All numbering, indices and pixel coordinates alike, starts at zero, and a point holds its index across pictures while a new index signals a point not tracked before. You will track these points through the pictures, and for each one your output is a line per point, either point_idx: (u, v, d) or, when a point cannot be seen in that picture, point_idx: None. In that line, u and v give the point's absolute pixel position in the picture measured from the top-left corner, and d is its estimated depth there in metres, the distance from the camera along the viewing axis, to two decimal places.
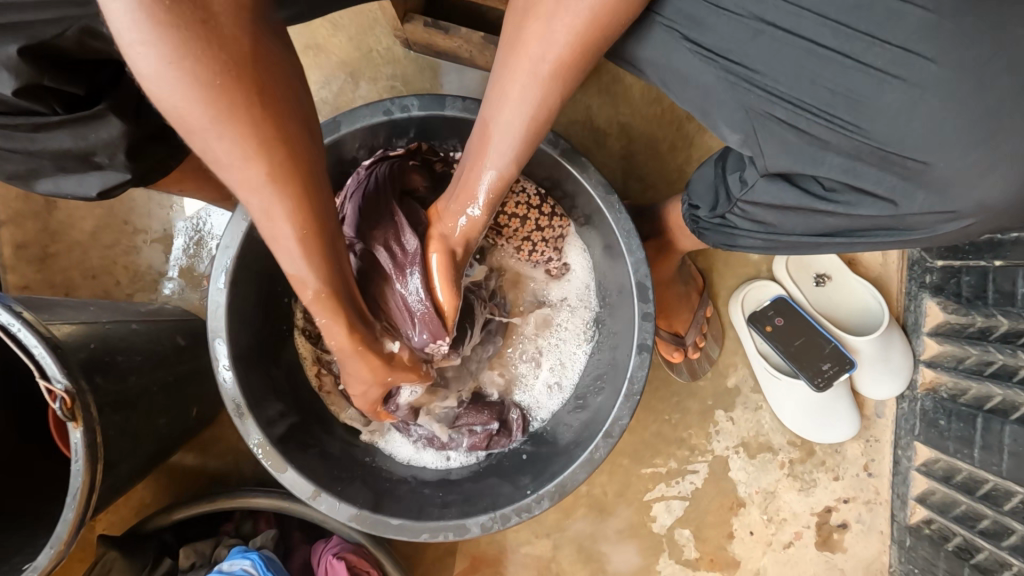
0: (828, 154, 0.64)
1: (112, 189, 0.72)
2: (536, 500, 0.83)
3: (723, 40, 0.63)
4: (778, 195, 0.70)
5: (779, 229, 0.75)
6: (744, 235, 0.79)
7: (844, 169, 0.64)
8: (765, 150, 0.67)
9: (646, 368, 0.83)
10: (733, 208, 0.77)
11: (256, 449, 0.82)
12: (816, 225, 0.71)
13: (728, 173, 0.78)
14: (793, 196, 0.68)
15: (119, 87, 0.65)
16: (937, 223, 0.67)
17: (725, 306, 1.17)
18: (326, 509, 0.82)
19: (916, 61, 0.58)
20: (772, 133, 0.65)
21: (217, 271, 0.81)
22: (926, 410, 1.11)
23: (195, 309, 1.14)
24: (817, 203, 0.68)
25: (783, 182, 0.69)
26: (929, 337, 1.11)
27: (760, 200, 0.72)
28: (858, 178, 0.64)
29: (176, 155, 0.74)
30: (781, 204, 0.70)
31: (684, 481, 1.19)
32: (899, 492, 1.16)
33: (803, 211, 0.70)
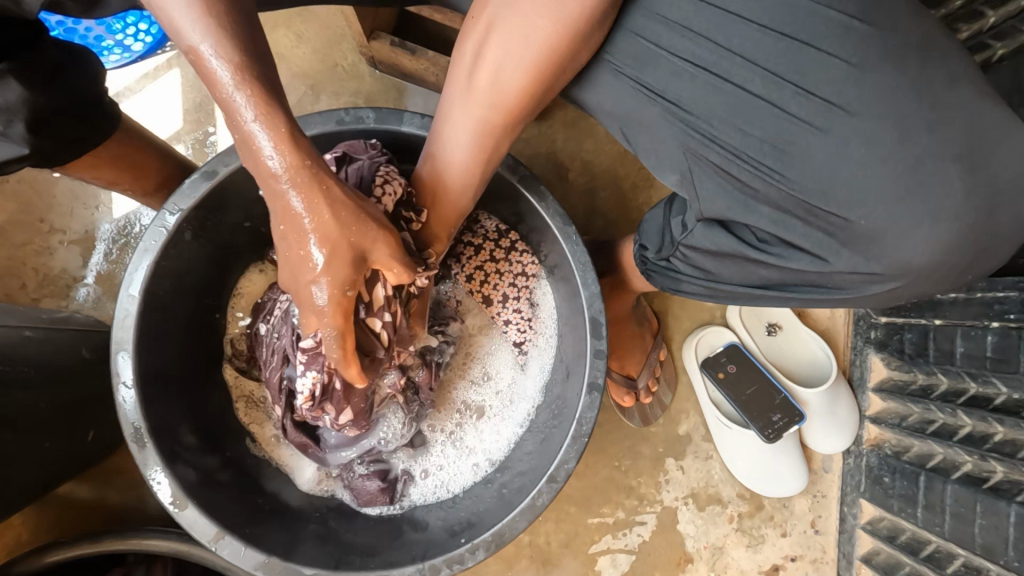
0: (759, 203, 0.64)
1: (8, 165, 0.65)
2: (470, 551, 0.75)
3: (658, 81, 0.63)
4: (714, 240, 0.69)
5: (719, 276, 0.74)
6: (686, 280, 0.78)
7: (772, 220, 0.64)
8: (699, 195, 0.66)
9: (595, 409, 0.79)
10: (674, 251, 0.75)
11: (152, 479, 0.71)
12: (750, 273, 0.70)
13: (672, 216, 0.76)
14: (724, 242, 0.68)
15: (27, 52, 0.61)
16: (866, 284, 0.65)
17: (678, 351, 1.15)
18: (229, 555, 0.72)
19: (838, 113, 0.58)
20: (704, 178, 0.65)
21: (131, 275, 0.73)
22: (871, 466, 1.10)
23: (111, 321, 1.03)
24: (748, 251, 0.67)
25: (718, 227, 0.68)
26: (873, 393, 1.12)
27: (698, 245, 0.71)
28: (785, 229, 0.64)
29: (92, 136, 0.69)
30: (715, 249, 0.69)
31: (632, 533, 1.13)
32: (845, 551, 1.13)
33: (735, 257, 0.69)
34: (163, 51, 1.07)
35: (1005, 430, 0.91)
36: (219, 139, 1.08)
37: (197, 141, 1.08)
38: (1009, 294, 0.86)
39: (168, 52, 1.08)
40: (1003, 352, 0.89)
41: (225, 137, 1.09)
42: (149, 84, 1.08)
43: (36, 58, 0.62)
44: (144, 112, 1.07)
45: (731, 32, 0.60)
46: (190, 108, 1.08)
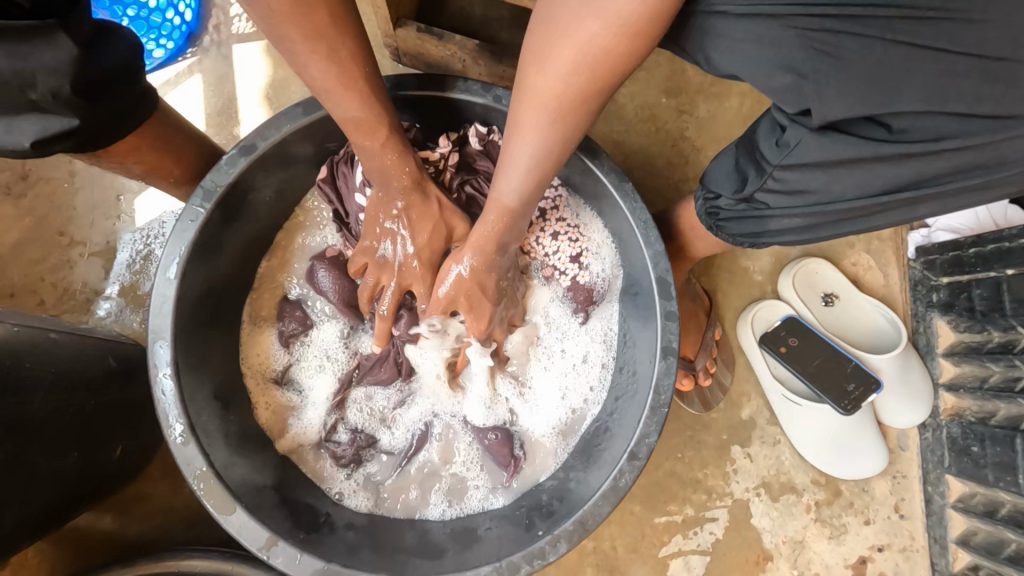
0: (903, 84, 0.57)
1: (50, 143, 0.62)
2: (552, 544, 0.67)
3: None
4: (831, 149, 0.61)
5: (827, 194, 0.66)
6: (777, 216, 0.71)
7: (924, 98, 0.58)
8: (823, 97, 0.58)
9: (673, 375, 0.72)
10: (766, 180, 0.67)
11: (191, 478, 0.64)
12: (873, 180, 0.63)
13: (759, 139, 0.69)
14: (852, 146, 0.60)
15: (72, 13, 0.59)
16: None
17: (733, 330, 1.09)
18: (283, 564, 0.64)
19: None
20: (831, 72, 0.58)
21: (167, 259, 0.68)
22: (954, 438, 1.03)
23: (134, 333, 0.97)
24: (886, 146, 0.60)
25: (836, 134, 0.61)
26: (944, 358, 1.06)
27: (807, 160, 0.63)
28: (938, 104, 0.58)
29: (137, 115, 0.66)
30: (836, 159, 0.62)
31: (703, 532, 1.03)
32: (937, 535, 1.04)
33: (861, 161, 0.61)
34: (185, 57, 1.05)
35: None
36: None
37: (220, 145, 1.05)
38: None
39: (189, 59, 1.07)
40: None
41: None
42: (171, 90, 1.06)
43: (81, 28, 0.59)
44: None
45: None
46: (212, 113, 1.06)
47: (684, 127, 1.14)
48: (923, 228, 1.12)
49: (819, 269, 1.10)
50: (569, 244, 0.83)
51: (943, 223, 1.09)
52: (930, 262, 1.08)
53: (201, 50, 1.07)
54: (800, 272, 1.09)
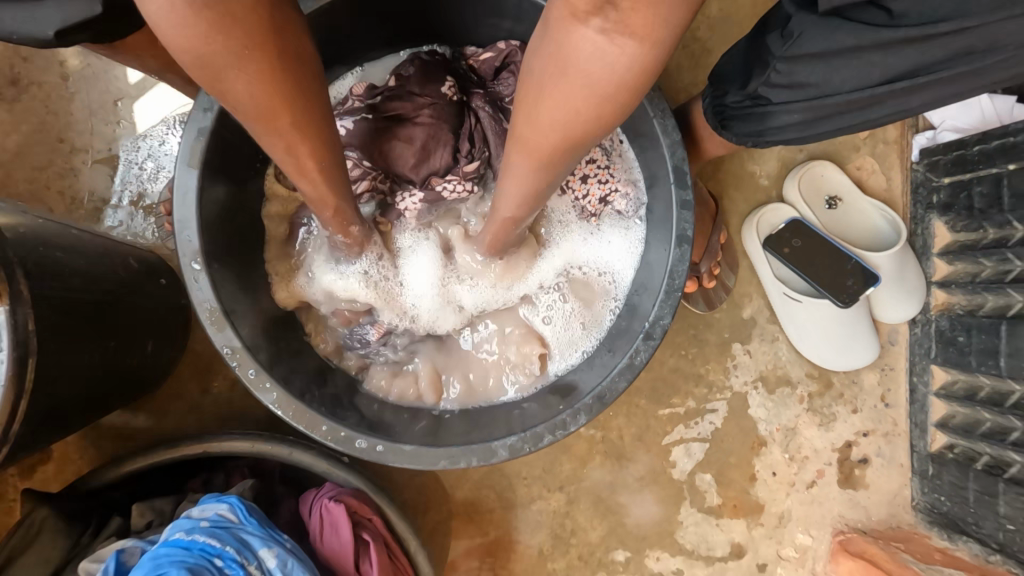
0: None
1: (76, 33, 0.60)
2: (572, 415, 0.73)
3: None
4: (830, 36, 0.60)
5: (829, 88, 0.65)
6: (779, 111, 0.70)
7: None
8: None
9: (687, 261, 0.75)
10: (768, 73, 0.68)
11: (228, 357, 0.67)
12: (871, 69, 0.62)
13: (769, 31, 0.68)
14: (851, 33, 0.59)
15: None
16: None
17: (737, 233, 1.12)
18: (326, 436, 0.69)
19: None
20: None
21: (186, 149, 0.67)
22: (942, 330, 1.08)
23: (148, 240, 0.98)
24: (884, 33, 0.58)
25: (836, 19, 0.60)
26: (939, 258, 1.10)
27: (807, 49, 0.63)
28: None
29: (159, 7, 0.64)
30: (836, 47, 0.61)
31: (704, 422, 1.11)
32: (918, 420, 1.12)
33: (865, 50, 0.60)
34: None
35: None
36: None
37: None
38: None
39: None
40: None
41: None
42: None
43: None
44: None
45: None
46: None
47: (695, 27, 1.12)
48: (929, 130, 1.12)
49: (824, 173, 1.11)
50: (598, 186, 0.84)
51: (950, 124, 1.09)
52: (933, 163, 1.10)
53: None
54: (805, 175, 1.10)
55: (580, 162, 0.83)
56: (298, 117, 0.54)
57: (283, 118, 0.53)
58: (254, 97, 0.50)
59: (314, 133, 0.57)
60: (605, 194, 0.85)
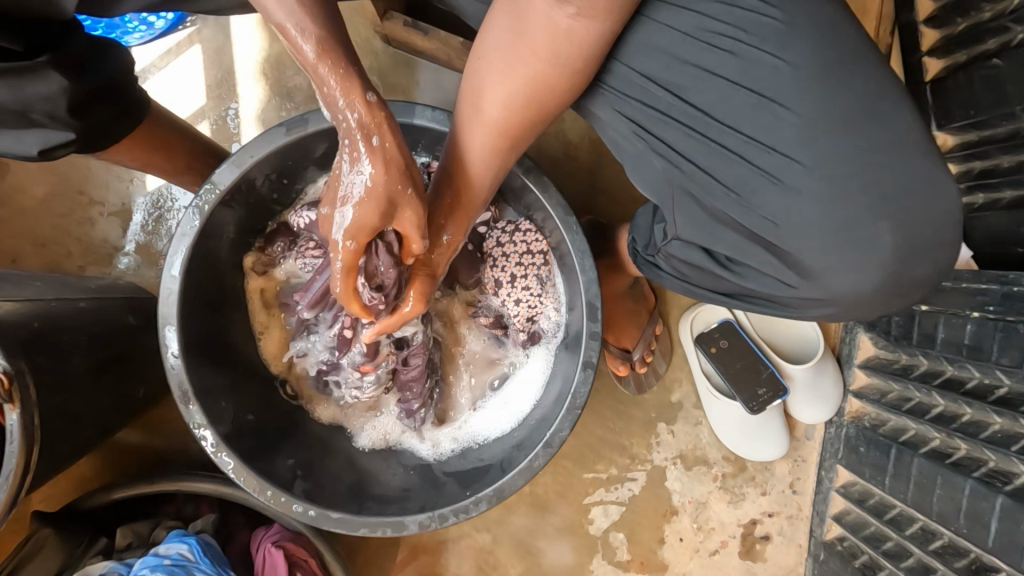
0: (724, 232, 0.70)
1: (55, 150, 0.73)
2: (474, 503, 0.87)
3: (640, 113, 0.70)
4: (686, 252, 0.76)
5: (689, 279, 0.80)
6: (669, 281, 0.84)
7: (733, 246, 0.71)
8: (675, 221, 0.73)
9: (589, 385, 0.87)
10: (659, 251, 0.81)
11: (195, 430, 0.83)
12: (714, 282, 0.77)
13: (657, 220, 0.83)
14: (698, 258, 0.75)
15: (66, 40, 0.66)
16: (812, 307, 0.73)
17: (674, 324, 1.23)
18: (270, 501, 0.84)
19: (794, 169, 0.64)
20: (678, 206, 0.71)
21: (171, 258, 0.80)
22: (849, 437, 1.18)
23: (150, 286, 1.13)
24: (715, 267, 0.74)
25: (691, 244, 0.75)
26: (860, 368, 1.19)
27: (675, 252, 0.78)
28: (745, 254, 0.71)
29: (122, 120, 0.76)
30: (690, 261, 0.76)
31: (623, 487, 1.24)
32: (819, 510, 1.24)
33: (704, 270, 0.76)
34: (185, 26, 1.10)
35: (973, 411, 0.95)
36: (239, 116, 1.13)
37: (219, 118, 1.13)
38: (991, 287, 0.91)
39: (188, 28, 1.12)
40: (979, 341, 0.93)
41: (245, 114, 1.13)
42: (172, 61, 1.12)
43: (69, 54, 0.67)
44: (168, 87, 1.12)
45: (703, 89, 0.66)
46: (212, 84, 1.13)
47: None
48: None
49: None
50: (525, 309, 0.95)
51: None
52: None
53: (199, 18, 1.12)
54: None
55: (515, 288, 0.94)
56: (337, 108, 0.59)
57: (317, 83, 0.55)
58: (331, 32, 0.56)
59: (342, 145, 0.60)
60: (533, 315, 0.96)
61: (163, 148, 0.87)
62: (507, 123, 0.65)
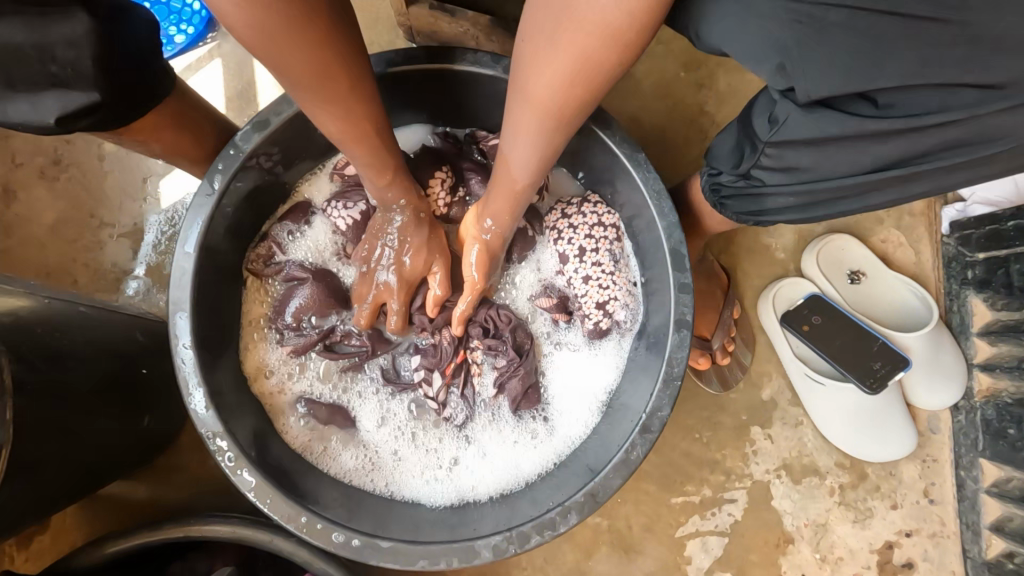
0: (897, 53, 0.52)
1: (74, 119, 0.64)
2: (562, 514, 0.68)
3: None
4: (820, 124, 0.57)
5: (822, 171, 0.62)
6: (774, 194, 0.68)
7: (909, 76, 0.53)
8: (806, 78, 0.54)
9: (687, 348, 0.71)
10: (759, 156, 0.64)
11: (209, 440, 0.67)
12: (865, 157, 0.59)
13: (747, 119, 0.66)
14: (841, 121, 0.56)
15: None
16: None
17: (754, 309, 1.07)
18: (304, 531, 0.66)
19: None
20: (816, 48, 0.53)
21: (185, 233, 0.70)
22: (989, 420, 0.99)
23: (160, 310, 1.01)
24: (872, 122, 0.56)
25: (826, 108, 0.57)
26: (980, 338, 1.01)
27: (795, 137, 0.59)
28: (926, 80, 0.53)
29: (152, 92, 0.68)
30: (827, 134, 0.58)
31: (722, 513, 1.02)
32: (969, 521, 1.00)
33: (853, 139, 0.57)
34: (205, 42, 1.08)
35: None
36: None
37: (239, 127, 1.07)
38: None
39: (208, 44, 1.09)
40: None
41: None
42: (191, 75, 1.08)
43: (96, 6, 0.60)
44: None
45: None
46: (232, 96, 1.08)
47: (702, 103, 1.12)
48: (958, 203, 1.06)
49: (846, 246, 1.05)
50: (597, 291, 0.80)
51: (980, 197, 1.02)
52: (965, 237, 1.03)
53: (220, 34, 1.10)
54: (824, 249, 1.05)
55: (584, 263, 0.80)
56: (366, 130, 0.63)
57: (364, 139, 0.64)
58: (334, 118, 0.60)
59: (368, 142, 0.65)
60: (603, 301, 0.81)
61: (192, 136, 0.78)
62: (561, 104, 0.55)
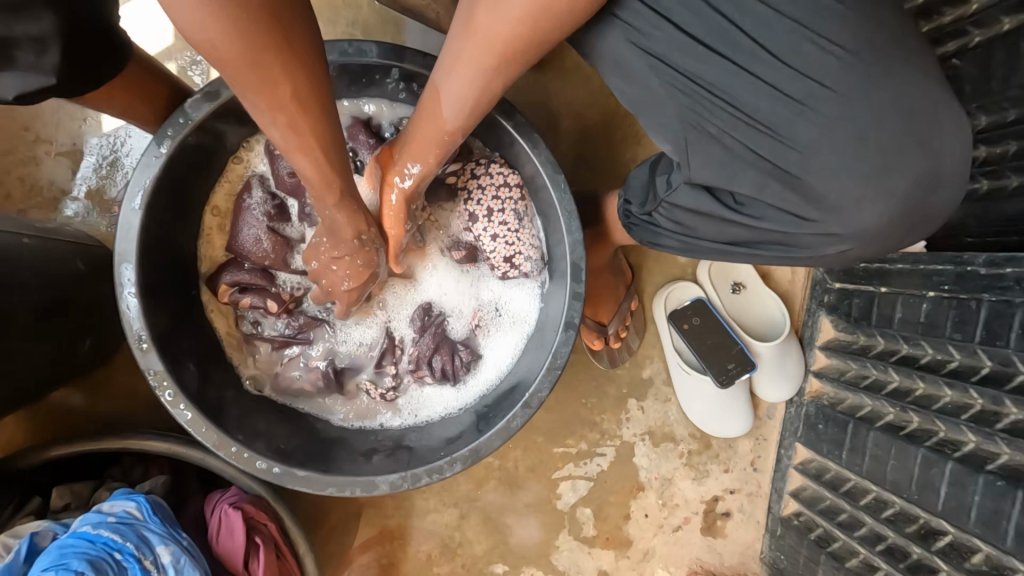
0: (745, 172, 0.70)
1: (32, 94, 0.69)
2: (450, 463, 0.84)
3: (655, 43, 0.68)
4: (696, 201, 0.75)
5: (695, 232, 0.80)
6: (663, 236, 0.85)
7: (755, 186, 0.70)
8: (688, 163, 0.72)
9: (570, 345, 0.87)
10: (658, 207, 0.81)
11: (150, 378, 0.77)
12: (723, 232, 0.77)
13: (659, 173, 0.82)
14: (707, 204, 0.74)
15: None
16: (827, 246, 0.73)
17: (649, 301, 1.24)
18: (234, 459, 0.79)
19: (821, 81, 0.65)
20: (697, 145, 0.70)
21: (132, 191, 0.75)
22: (809, 415, 1.23)
23: (100, 235, 1.04)
24: (726, 212, 0.74)
25: (702, 191, 0.74)
26: (820, 350, 1.23)
27: (681, 203, 0.77)
28: (764, 195, 0.70)
29: (111, 63, 0.73)
30: (699, 209, 0.76)
31: (592, 463, 1.24)
32: (777, 487, 1.28)
33: (713, 217, 0.76)
34: None
35: (925, 385, 0.99)
36: None
37: (189, 58, 1.06)
38: (946, 266, 0.95)
39: None
40: (933, 318, 0.98)
41: None
42: None
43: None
44: (133, 24, 1.05)
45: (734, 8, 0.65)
46: None
47: None
48: None
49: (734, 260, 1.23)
50: (505, 247, 0.93)
51: None
52: None
53: None
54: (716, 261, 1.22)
55: (493, 223, 0.92)
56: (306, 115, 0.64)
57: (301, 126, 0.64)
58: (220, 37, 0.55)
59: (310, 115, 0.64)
60: (512, 255, 0.94)
61: (144, 99, 0.84)
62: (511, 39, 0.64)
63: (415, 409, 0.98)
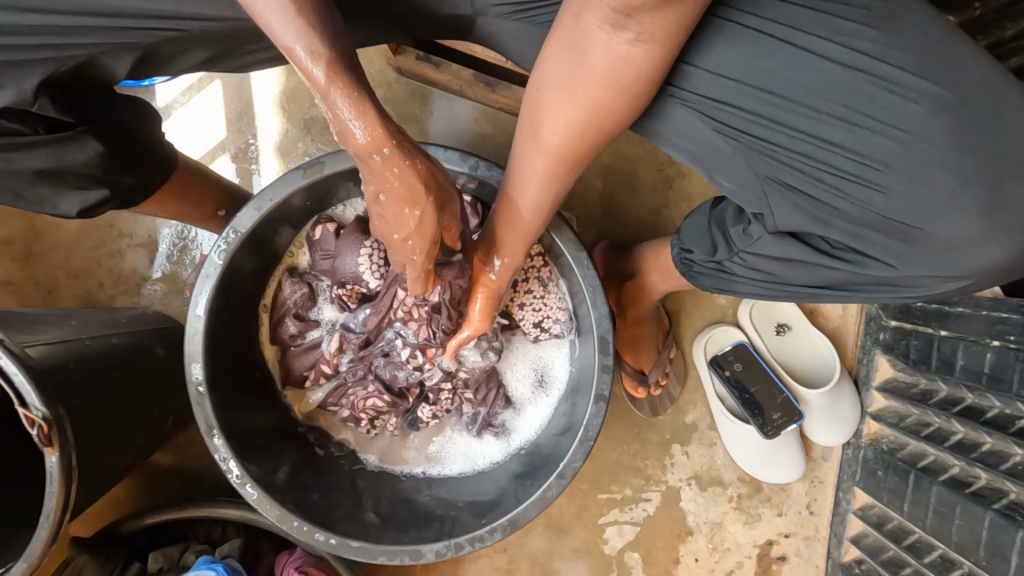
0: (839, 220, 0.69)
1: (90, 209, 0.78)
2: (489, 532, 0.89)
3: (719, 101, 0.68)
4: (784, 249, 0.74)
5: (781, 278, 0.79)
6: (743, 283, 0.84)
7: (851, 234, 0.69)
8: (774, 212, 0.72)
9: (602, 416, 0.89)
10: (734, 257, 0.81)
11: (221, 462, 0.86)
12: (811, 276, 0.76)
13: (728, 225, 0.81)
14: (800, 251, 0.73)
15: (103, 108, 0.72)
16: (942, 284, 0.71)
17: (689, 345, 1.23)
18: (296, 532, 0.87)
19: (909, 124, 0.64)
20: (781, 196, 0.70)
21: (196, 298, 0.85)
22: (867, 459, 1.17)
23: (176, 314, 1.17)
24: (823, 258, 0.72)
25: (791, 238, 0.74)
26: (878, 391, 1.17)
27: (764, 252, 0.76)
28: (864, 242, 0.69)
29: (157, 175, 0.81)
30: (787, 257, 0.75)
31: (637, 508, 1.25)
32: (836, 531, 1.23)
33: (803, 263, 0.74)
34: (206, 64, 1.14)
35: (993, 441, 0.95)
36: (260, 146, 1.16)
37: (241, 148, 1.16)
38: (1012, 315, 0.90)
39: None
40: (1000, 369, 0.93)
41: (265, 146, 1.16)
42: (195, 96, 1.16)
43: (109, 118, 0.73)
44: (190, 123, 1.16)
45: (800, 65, 0.65)
46: (232, 118, 1.16)
47: None
48: None
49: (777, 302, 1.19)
50: (533, 314, 0.97)
51: None
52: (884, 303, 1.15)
53: None
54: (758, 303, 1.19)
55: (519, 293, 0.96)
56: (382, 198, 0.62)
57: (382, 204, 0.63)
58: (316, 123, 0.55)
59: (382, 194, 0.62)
60: (540, 320, 0.98)
61: (190, 198, 0.93)
62: (567, 149, 0.60)
63: (466, 461, 1.04)
